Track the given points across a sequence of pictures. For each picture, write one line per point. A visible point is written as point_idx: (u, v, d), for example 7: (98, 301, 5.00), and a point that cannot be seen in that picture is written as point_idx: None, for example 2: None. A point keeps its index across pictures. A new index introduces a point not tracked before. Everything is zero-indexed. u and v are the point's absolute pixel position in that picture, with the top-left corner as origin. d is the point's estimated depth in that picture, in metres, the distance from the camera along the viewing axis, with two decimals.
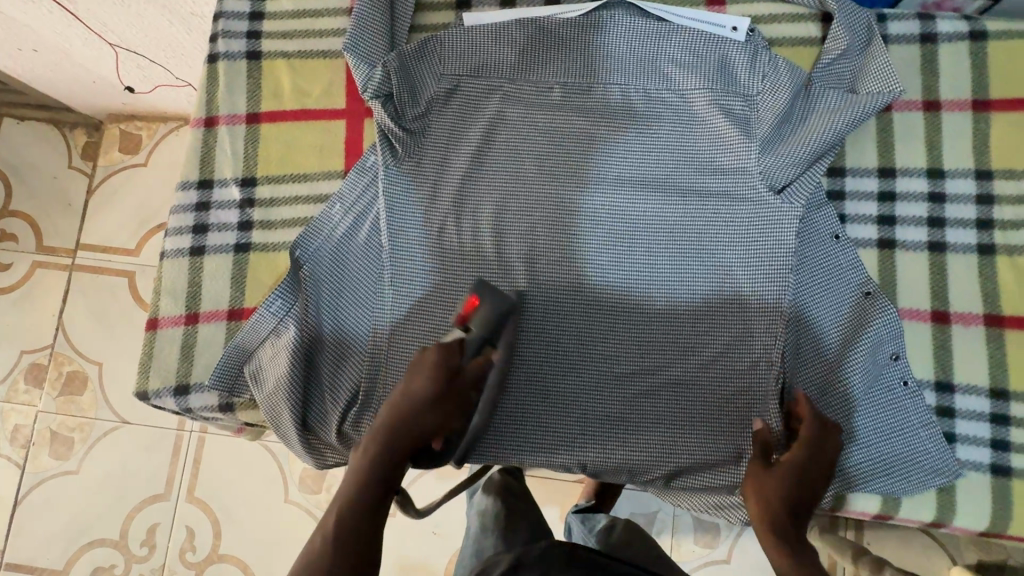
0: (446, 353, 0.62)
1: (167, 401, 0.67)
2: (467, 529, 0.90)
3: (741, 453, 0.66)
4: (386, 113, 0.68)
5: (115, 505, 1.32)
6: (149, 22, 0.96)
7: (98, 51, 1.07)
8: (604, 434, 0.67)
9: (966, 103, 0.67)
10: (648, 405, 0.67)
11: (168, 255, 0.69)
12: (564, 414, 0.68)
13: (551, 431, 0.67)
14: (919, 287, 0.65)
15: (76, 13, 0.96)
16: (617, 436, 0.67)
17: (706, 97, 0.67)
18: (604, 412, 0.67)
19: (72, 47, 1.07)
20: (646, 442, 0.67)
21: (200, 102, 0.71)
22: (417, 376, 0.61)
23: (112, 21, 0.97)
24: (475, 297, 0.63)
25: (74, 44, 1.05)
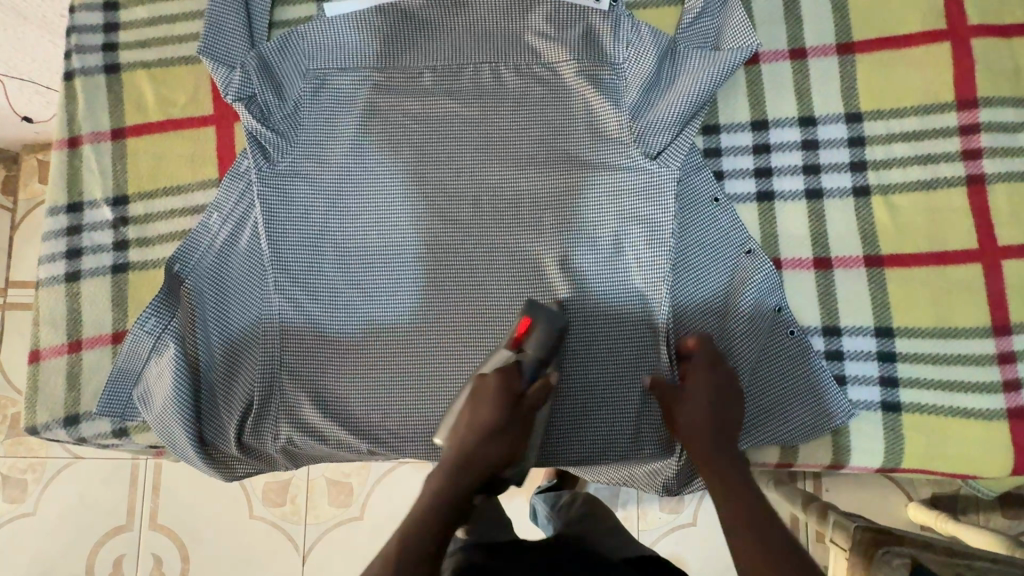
0: (505, 378, 0.60)
1: (59, 433, 0.65)
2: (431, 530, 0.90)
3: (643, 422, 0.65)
4: (251, 114, 0.65)
5: (77, 542, 1.30)
6: (31, 48, 0.92)
7: None
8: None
9: (831, 48, 0.67)
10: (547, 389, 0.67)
11: (43, 283, 0.67)
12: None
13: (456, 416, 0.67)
14: (802, 235, 0.66)
15: None
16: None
17: (573, 68, 0.67)
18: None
19: None
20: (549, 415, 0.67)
21: (61, 122, 0.69)
22: (481, 405, 0.59)
23: None
24: (527, 319, 0.61)
25: None
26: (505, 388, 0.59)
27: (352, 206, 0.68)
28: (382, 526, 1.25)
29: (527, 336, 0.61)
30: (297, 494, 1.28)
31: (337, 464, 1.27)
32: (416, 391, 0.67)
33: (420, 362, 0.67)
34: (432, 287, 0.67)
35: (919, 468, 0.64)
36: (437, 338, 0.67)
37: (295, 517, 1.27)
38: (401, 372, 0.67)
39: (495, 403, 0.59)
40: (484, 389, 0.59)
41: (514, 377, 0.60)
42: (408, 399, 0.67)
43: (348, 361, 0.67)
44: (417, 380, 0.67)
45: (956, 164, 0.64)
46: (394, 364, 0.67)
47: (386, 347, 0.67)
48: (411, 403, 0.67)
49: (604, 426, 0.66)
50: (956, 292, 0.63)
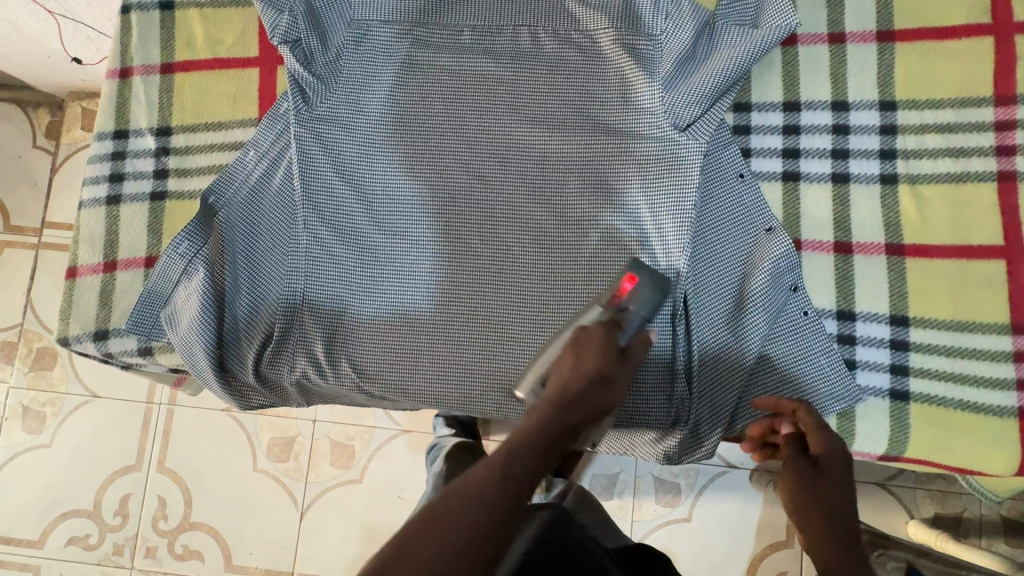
0: (609, 329, 0.57)
1: (89, 346, 0.68)
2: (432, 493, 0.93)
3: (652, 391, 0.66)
4: (294, 57, 0.67)
5: (87, 476, 1.34)
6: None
7: (44, 24, 1.07)
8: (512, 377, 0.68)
9: (870, 35, 0.67)
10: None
11: (87, 204, 0.70)
12: (469, 356, 0.68)
13: (464, 365, 0.68)
14: (824, 218, 0.66)
15: None
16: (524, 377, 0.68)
17: (611, 36, 0.68)
18: (513, 356, 0.68)
19: (22, 22, 1.07)
20: None
21: (115, 53, 0.72)
22: (585, 359, 0.55)
23: None
24: (632, 276, 0.61)
25: (22, 18, 1.06)
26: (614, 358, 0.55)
27: (382, 154, 0.70)
28: (379, 491, 1.28)
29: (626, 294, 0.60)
30: (301, 451, 1.31)
31: (342, 425, 1.30)
32: (429, 338, 0.69)
33: (436, 311, 0.69)
34: (453, 240, 0.69)
35: (922, 460, 0.64)
36: (454, 290, 0.69)
37: (297, 473, 1.31)
38: (416, 319, 0.69)
39: (589, 350, 0.55)
40: (591, 352, 0.55)
41: (614, 333, 0.57)
42: (419, 345, 0.69)
43: (366, 304, 0.69)
44: (431, 329, 0.69)
45: (988, 159, 0.64)
46: (413, 308, 0.69)
47: (403, 293, 0.69)
48: (424, 349, 0.69)
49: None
50: (976, 287, 0.63)
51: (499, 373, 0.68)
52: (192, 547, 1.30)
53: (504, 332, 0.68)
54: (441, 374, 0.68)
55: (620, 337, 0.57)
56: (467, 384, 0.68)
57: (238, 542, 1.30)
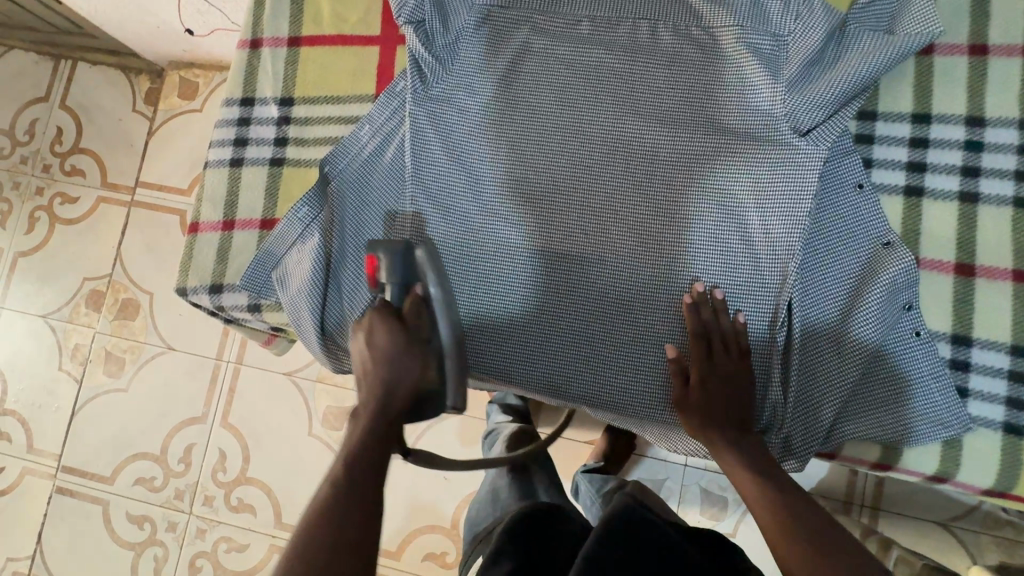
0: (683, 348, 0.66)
1: (203, 298, 0.73)
2: (491, 475, 0.94)
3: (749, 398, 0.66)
4: (417, 37, 0.69)
5: (159, 422, 1.43)
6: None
7: None
8: (597, 366, 0.69)
9: (1017, 49, 0.63)
10: (647, 345, 0.68)
11: (212, 165, 0.75)
12: (558, 342, 0.70)
13: (554, 351, 0.70)
14: (946, 237, 0.63)
15: None
16: (613, 368, 0.69)
17: (734, 34, 0.67)
18: (599, 347, 0.69)
19: None
20: (644, 369, 0.68)
21: (248, 25, 0.76)
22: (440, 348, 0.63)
23: None
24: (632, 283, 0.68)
25: None
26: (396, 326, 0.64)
27: (490, 138, 0.71)
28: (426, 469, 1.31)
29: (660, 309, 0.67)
30: None
31: None
32: (521, 321, 0.70)
33: (528, 295, 0.70)
34: (553, 227, 0.70)
35: None
36: (548, 276, 0.70)
37: None
38: (507, 301, 0.71)
39: (382, 328, 0.64)
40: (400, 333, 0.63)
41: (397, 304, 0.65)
42: (509, 327, 0.71)
43: (463, 283, 0.71)
44: (523, 313, 0.70)
45: None
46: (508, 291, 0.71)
47: (497, 275, 0.71)
48: (513, 332, 0.71)
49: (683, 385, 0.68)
50: None
51: (585, 361, 0.69)
52: (246, 501, 1.37)
53: (591, 322, 0.69)
54: (528, 357, 0.70)
55: (396, 308, 0.66)
56: (555, 370, 0.70)
57: (290, 501, 1.36)
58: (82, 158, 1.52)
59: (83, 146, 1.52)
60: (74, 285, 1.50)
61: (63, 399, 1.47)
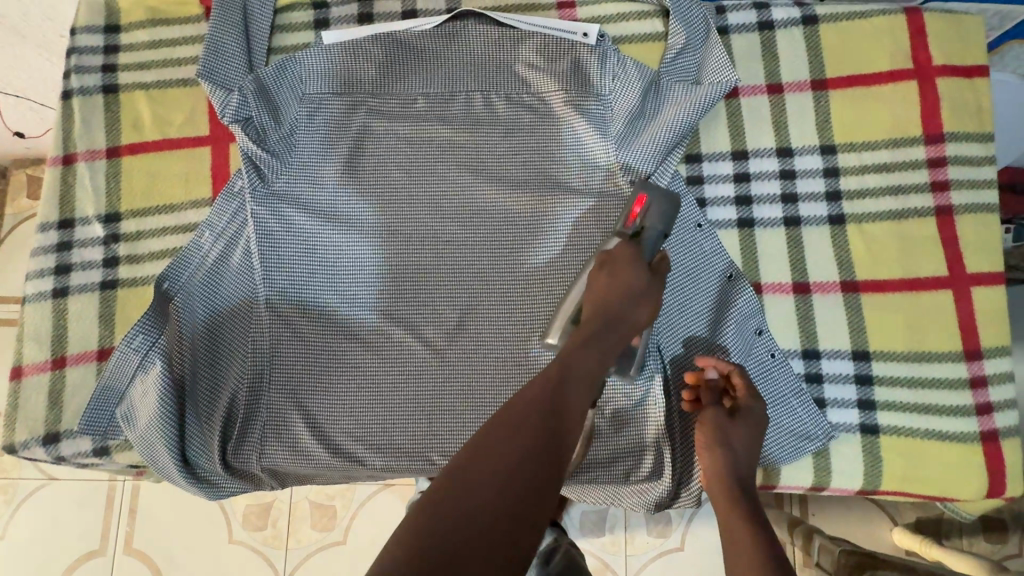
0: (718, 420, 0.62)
1: (37, 452, 0.64)
2: None
3: (642, 446, 0.66)
4: (247, 135, 0.67)
5: (46, 568, 1.25)
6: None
7: None
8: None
9: (806, 84, 0.70)
10: None
11: (30, 299, 0.66)
12: (442, 427, 0.67)
13: (439, 438, 0.67)
14: (781, 261, 0.68)
15: None
16: None
17: (562, 98, 0.69)
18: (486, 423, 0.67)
19: None
20: None
21: (56, 140, 0.70)
22: (619, 269, 0.59)
23: None
24: (644, 196, 0.62)
25: None
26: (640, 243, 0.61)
27: (343, 225, 0.69)
28: (364, 552, 1.23)
29: (642, 215, 0.62)
30: (279, 517, 1.26)
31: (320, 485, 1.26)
32: (403, 411, 0.67)
33: (405, 381, 0.68)
34: (420, 307, 0.68)
35: (898, 490, 0.65)
36: (423, 357, 0.68)
37: (275, 541, 1.25)
38: (382, 390, 0.67)
39: (629, 260, 0.60)
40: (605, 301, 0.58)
41: (640, 251, 0.61)
42: (389, 419, 0.67)
43: (333, 377, 0.68)
44: (403, 400, 0.67)
45: (925, 196, 0.68)
46: (382, 381, 0.68)
47: (369, 364, 0.68)
48: (394, 423, 0.67)
49: (608, 455, 0.67)
50: (928, 319, 0.66)
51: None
52: None
53: (474, 396, 0.67)
54: (413, 446, 0.67)
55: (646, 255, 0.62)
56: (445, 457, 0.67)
57: None
58: None
59: None
60: None
61: None
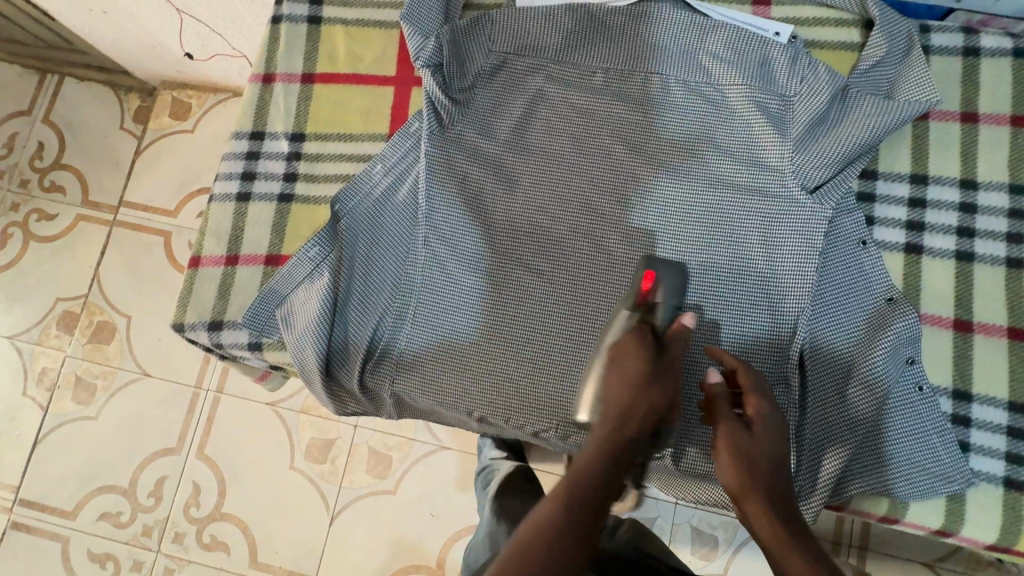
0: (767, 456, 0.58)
1: (201, 335, 0.70)
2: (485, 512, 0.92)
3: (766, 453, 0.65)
4: (434, 80, 0.70)
5: (129, 453, 1.36)
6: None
7: (164, 16, 1.16)
8: None
9: (1004, 118, 0.67)
10: None
11: (216, 199, 0.73)
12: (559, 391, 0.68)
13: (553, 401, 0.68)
14: (945, 294, 0.65)
15: None
16: None
17: (743, 93, 0.69)
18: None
19: (140, 11, 1.17)
20: None
21: (260, 60, 0.76)
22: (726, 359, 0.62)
23: None
24: (651, 272, 0.63)
25: (142, 8, 1.15)
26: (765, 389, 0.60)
27: (504, 182, 0.71)
28: (412, 507, 1.26)
29: (653, 292, 0.62)
30: (339, 455, 1.30)
31: (384, 433, 1.30)
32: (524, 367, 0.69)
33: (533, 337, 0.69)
34: (562, 270, 0.70)
35: None
36: (559, 323, 0.69)
37: (332, 476, 1.30)
38: (514, 346, 0.69)
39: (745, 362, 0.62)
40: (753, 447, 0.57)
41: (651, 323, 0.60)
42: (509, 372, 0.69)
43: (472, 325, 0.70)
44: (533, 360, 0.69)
45: None
46: (512, 333, 0.70)
47: (504, 319, 0.70)
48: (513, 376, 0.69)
49: None
50: None
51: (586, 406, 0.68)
52: (220, 538, 1.30)
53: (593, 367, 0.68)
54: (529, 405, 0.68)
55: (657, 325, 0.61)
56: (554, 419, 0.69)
57: (268, 540, 1.29)
58: (62, 173, 1.48)
59: (64, 162, 1.48)
60: (46, 306, 1.44)
61: (26, 426, 1.39)
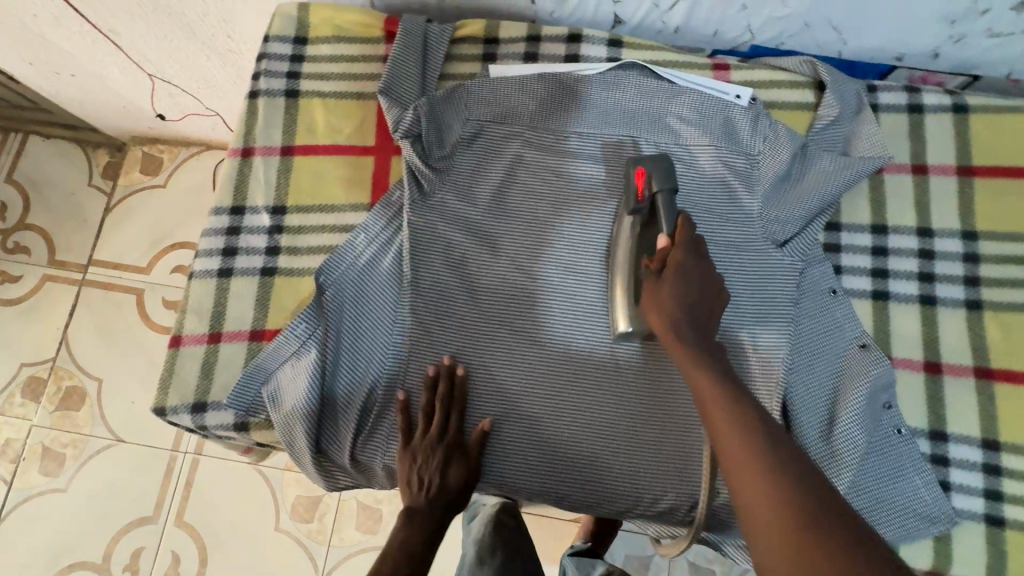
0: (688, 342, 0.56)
1: (184, 418, 0.68)
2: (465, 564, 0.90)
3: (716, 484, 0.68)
4: (415, 151, 0.72)
5: (102, 525, 1.29)
6: (187, 56, 1.06)
7: (133, 77, 1.16)
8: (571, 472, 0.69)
9: (951, 169, 0.72)
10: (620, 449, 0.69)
11: (196, 275, 0.72)
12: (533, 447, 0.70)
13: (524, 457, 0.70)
14: (913, 338, 0.69)
15: (119, 43, 1.05)
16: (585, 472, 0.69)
17: (711, 153, 0.73)
18: (600, 456, 0.69)
19: (108, 73, 1.16)
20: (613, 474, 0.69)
21: (239, 134, 0.76)
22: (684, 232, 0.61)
23: (151, 51, 1.06)
24: (643, 170, 0.66)
25: (110, 70, 1.15)
26: (691, 253, 0.59)
27: (486, 245, 0.73)
28: None
29: (648, 187, 0.66)
30: (326, 512, 1.26)
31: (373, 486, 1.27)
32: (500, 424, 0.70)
33: (509, 396, 0.70)
34: (541, 328, 0.71)
35: None
36: (535, 381, 0.70)
37: (320, 535, 1.26)
38: (489, 403, 0.70)
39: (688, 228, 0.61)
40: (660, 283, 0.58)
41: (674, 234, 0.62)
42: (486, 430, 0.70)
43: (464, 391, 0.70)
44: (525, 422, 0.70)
45: None
46: (489, 392, 0.70)
47: (482, 380, 0.70)
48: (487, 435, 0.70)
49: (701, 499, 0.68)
50: None
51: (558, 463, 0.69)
52: None
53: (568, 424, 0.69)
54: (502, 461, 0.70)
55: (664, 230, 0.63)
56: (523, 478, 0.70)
57: None
58: (27, 234, 1.44)
59: (29, 223, 1.44)
60: (9, 373, 1.37)
61: None
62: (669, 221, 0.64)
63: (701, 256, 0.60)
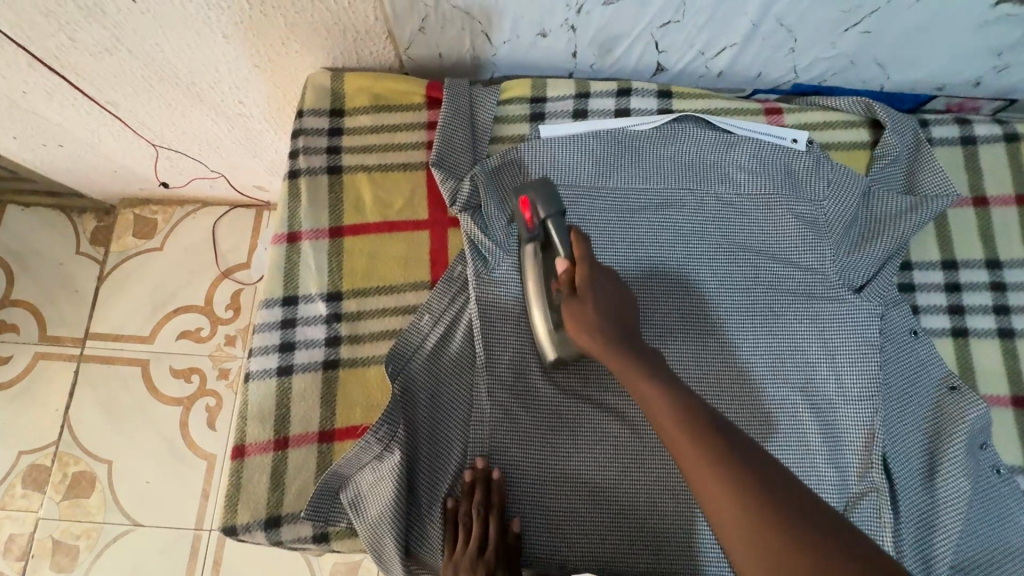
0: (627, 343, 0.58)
1: (258, 536, 0.63)
2: None
3: None
4: (476, 224, 0.68)
5: None
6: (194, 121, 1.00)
7: (129, 144, 1.08)
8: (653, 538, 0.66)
9: (1010, 199, 0.72)
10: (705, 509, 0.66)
11: (253, 376, 0.66)
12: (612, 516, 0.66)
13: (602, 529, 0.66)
14: (996, 373, 0.68)
15: (118, 115, 0.97)
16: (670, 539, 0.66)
17: (776, 202, 0.71)
18: (684, 544, 0.65)
19: (102, 142, 1.08)
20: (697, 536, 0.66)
21: (281, 219, 0.71)
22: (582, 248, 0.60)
23: (153, 120, 0.98)
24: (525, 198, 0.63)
25: (105, 140, 1.06)
26: (595, 268, 0.59)
27: None
28: None
29: (535, 213, 0.63)
30: None
31: None
32: (576, 494, 0.66)
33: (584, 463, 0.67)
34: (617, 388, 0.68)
35: None
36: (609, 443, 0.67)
37: None
38: (563, 472, 0.67)
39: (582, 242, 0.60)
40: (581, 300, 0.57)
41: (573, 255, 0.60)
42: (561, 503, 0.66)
43: (541, 476, 0.66)
44: (608, 500, 0.66)
45: None
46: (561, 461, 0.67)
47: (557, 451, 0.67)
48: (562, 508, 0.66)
49: None
50: None
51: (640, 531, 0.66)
52: None
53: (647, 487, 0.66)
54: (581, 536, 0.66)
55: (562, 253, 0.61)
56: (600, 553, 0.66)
57: None
58: (14, 311, 1.33)
59: (16, 298, 1.34)
60: (7, 463, 1.26)
61: None
62: (563, 243, 0.62)
63: (603, 268, 0.60)
